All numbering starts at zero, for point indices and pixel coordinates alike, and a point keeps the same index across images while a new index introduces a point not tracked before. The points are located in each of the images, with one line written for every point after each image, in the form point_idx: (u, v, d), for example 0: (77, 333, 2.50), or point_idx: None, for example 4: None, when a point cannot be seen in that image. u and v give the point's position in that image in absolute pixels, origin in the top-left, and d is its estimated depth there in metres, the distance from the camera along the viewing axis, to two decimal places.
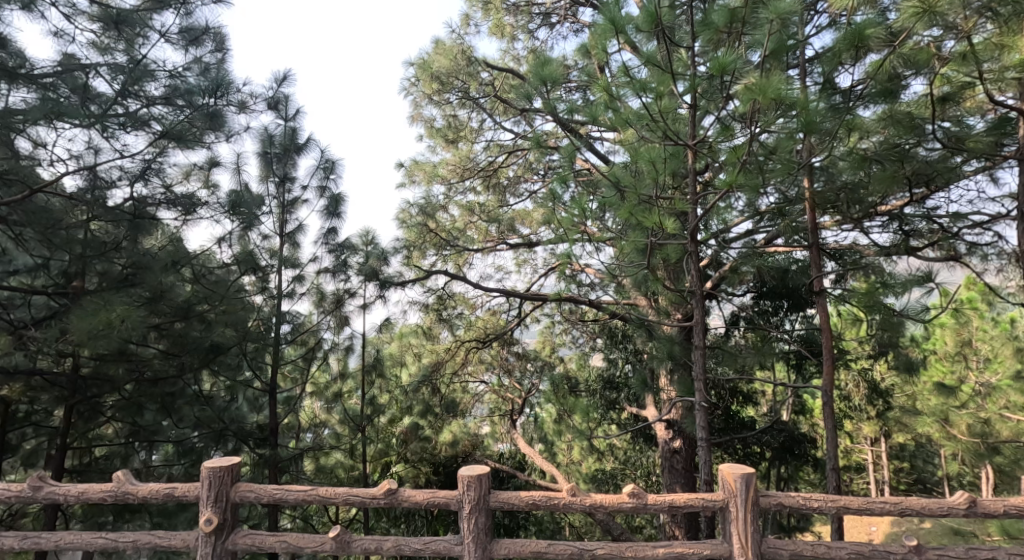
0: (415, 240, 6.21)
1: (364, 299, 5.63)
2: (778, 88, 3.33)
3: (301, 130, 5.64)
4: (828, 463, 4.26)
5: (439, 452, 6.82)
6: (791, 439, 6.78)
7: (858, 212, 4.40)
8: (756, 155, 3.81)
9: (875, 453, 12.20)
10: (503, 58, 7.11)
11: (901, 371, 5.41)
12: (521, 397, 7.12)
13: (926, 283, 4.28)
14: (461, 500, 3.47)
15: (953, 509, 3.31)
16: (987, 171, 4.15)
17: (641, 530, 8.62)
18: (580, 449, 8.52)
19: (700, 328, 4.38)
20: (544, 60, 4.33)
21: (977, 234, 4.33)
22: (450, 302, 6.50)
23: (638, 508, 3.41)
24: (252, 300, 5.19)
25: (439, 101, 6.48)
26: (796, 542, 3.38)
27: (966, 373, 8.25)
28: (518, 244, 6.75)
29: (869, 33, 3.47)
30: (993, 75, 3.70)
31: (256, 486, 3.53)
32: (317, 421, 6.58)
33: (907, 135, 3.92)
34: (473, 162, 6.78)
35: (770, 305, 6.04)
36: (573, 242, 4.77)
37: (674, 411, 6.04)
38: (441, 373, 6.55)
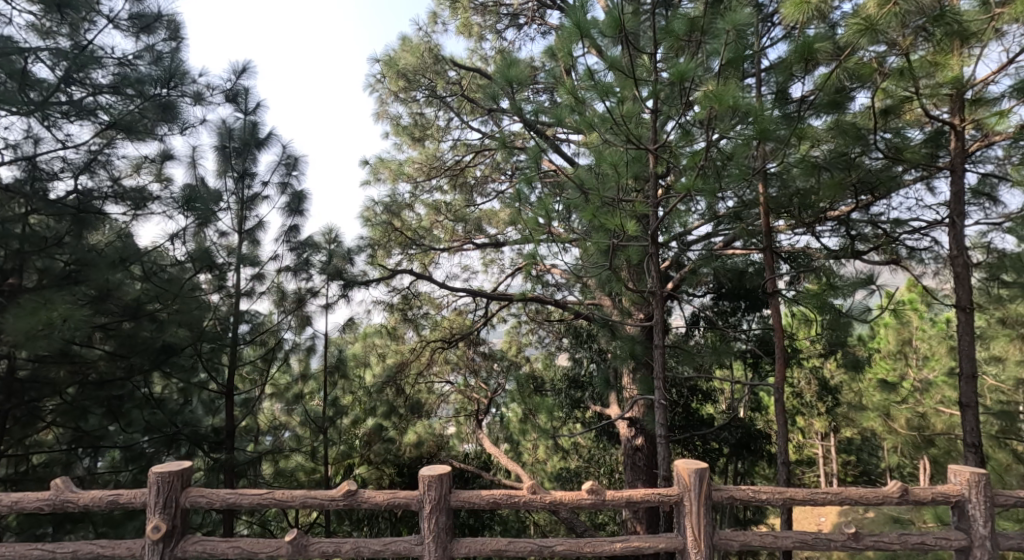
0: (380, 239, 6.15)
1: (327, 299, 5.56)
2: (734, 95, 3.42)
3: (261, 124, 5.54)
4: (779, 456, 4.38)
5: (403, 453, 6.86)
6: (748, 435, 6.97)
7: (810, 216, 4.54)
8: (714, 160, 3.93)
9: (827, 448, 12.69)
10: (470, 58, 7.13)
11: (849, 369, 5.61)
12: (487, 397, 7.07)
13: (868, 285, 4.44)
14: (421, 500, 3.47)
15: (889, 497, 3.45)
16: (924, 179, 4.37)
17: (604, 528, 8.73)
18: (546, 448, 8.59)
19: (660, 328, 4.45)
20: (509, 62, 4.35)
21: (916, 239, 4.56)
22: (416, 302, 6.45)
23: (596, 504, 3.47)
24: (209, 299, 5.08)
25: (405, 99, 6.46)
26: (745, 533, 3.47)
27: (907, 370, 8.64)
28: (485, 244, 6.78)
29: (817, 47, 3.61)
30: (930, 91, 3.83)
31: (207, 491, 3.49)
32: (277, 424, 6.31)
33: (854, 145, 4.06)
34: (440, 161, 6.78)
35: (728, 305, 6.30)
36: (539, 242, 4.70)
37: (637, 409, 6.18)
38: (406, 374, 6.47)
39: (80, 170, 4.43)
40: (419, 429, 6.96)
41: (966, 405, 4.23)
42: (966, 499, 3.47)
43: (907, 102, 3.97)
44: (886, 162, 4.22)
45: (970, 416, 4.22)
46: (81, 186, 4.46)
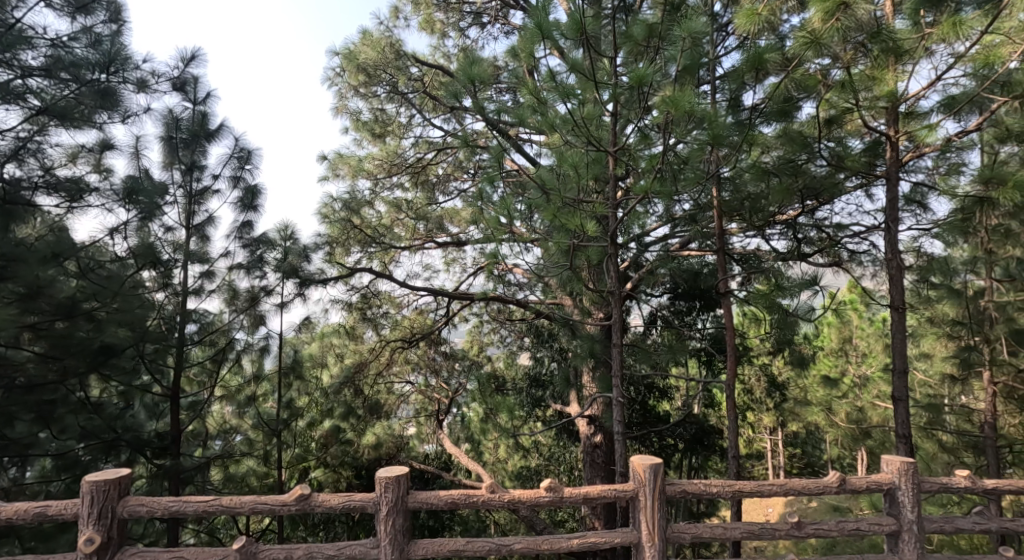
0: (339, 237, 6.06)
1: (281, 297, 5.41)
2: (689, 101, 3.50)
3: (211, 116, 5.38)
4: (730, 450, 4.52)
5: (361, 455, 6.75)
6: (701, 431, 7.16)
7: (760, 220, 4.73)
8: (671, 164, 4.02)
9: (775, 441, 13.16)
10: (433, 55, 7.10)
11: (795, 366, 5.83)
12: (448, 398, 6.92)
13: (812, 286, 4.56)
14: (378, 502, 3.46)
15: (829, 488, 3.59)
16: (863, 186, 4.58)
17: (563, 524, 8.82)
18: (507, 447, 8.62)
19: (618, 328, 4.54)
20: (472, 60, 4.36)
21: (856, 242, 4.79)
22: (375, 301, 6.37)
23: (554, 501, 3.51)
24: (152, 297, 4.91)
25: (366, 94, 6.39)
26: (697, 525, 3.57)
27: (846, 366, 9.39)
28: (447, 243, 6.80)
29: (767, 57, 3.73)
30: (868, 103, 4.04)
31: (148, 501, 3.41)
32: (227, 428, 5.96)
33: (799, 152, 4.24)
34: (401, 158, 6.73)
35: (684, 305, 6.42)
36: (500, 242, 4.76)
37: (596, 406, 6.27)
38: (364, 374, 6.40)
39: (8, 157, 4.25)
40: (378, 430, 6.76)
41: (897, 399, 4.38)
42: (897, 487, 3.63)
43: (847, 113, 4.11)
44: (829, 170, 4.37)
45: (902, 409, 4.39)
46: (8, 175, 4.27)
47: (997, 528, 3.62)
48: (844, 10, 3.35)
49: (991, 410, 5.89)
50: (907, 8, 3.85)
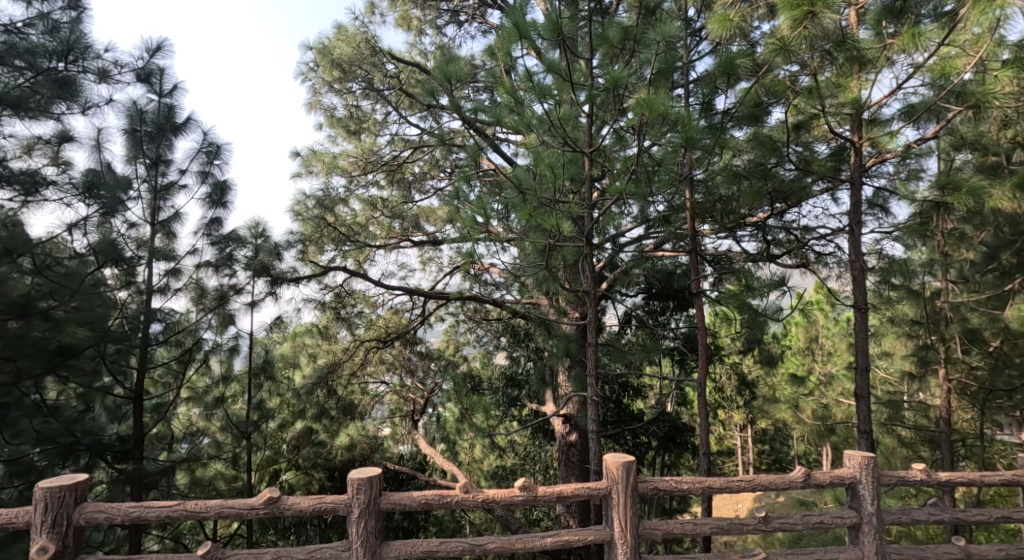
0: (312, 235, 5.99)
1: (252, 296, 5.26)
2: (663, 103, 3.54)
3: (178, 108, 5.14)
4: (701, 448, 4.58)
5: (335, 456, 6.69)
6: (674, 429, 7.25)
7: (731, 222, 4.80)
8: (645, 165, 4.08)
9: (745, 438, 13.40)
10: (409, 52, 7.08)
11: (764, 365, 5.94)
12: (424, 398, 7.02)
13: (781, 287, 4.73)
14: (350, 504, 3.43)
15: (794, 482, 3.66)
16: (830, 191, 4.67)
17: (538, 523, 8.86)
18: (482, 446, 8.62)
19: (593, 327, 4.58)
20: (449, 58, 4.36)
21: (823, 245, 4.89)
22: (350, 300, 6.26)
23: (527, 500, 3.53)
24: (114, 296, 4.72)
25: (340, 90, 6.31)
26: (668, 522, 3.62)
27: (813, 364, 9.67)
28: (423, 242, 6.77)
29: (738, 62, 3.80)
30: (834, 110, 4.05)
31: (106, 507, 3.38)
32: (193, 430, 5.79)
33: (770, 156, 4.33)
34: (376, 156, 6.69)
35: (658, 305, 6.48)
36: (477, 241, 4.75)
37: (571, 405, 6.30)
38: (339, 375, 6.28)
39: None
40: (352, 430, 6.81)
41: (859, 397, 4.41)
42: (859, 481, 3.71)
43: (815, 119, 4.16)
44: (797, 173, 4.49)
45: (863, 406, 4.41)
46: None
47: (951, 519, 3.70)
48: (811, 19, 3.40)
49: (945, 405, 6.13)
50: (870, 19, 3.99)
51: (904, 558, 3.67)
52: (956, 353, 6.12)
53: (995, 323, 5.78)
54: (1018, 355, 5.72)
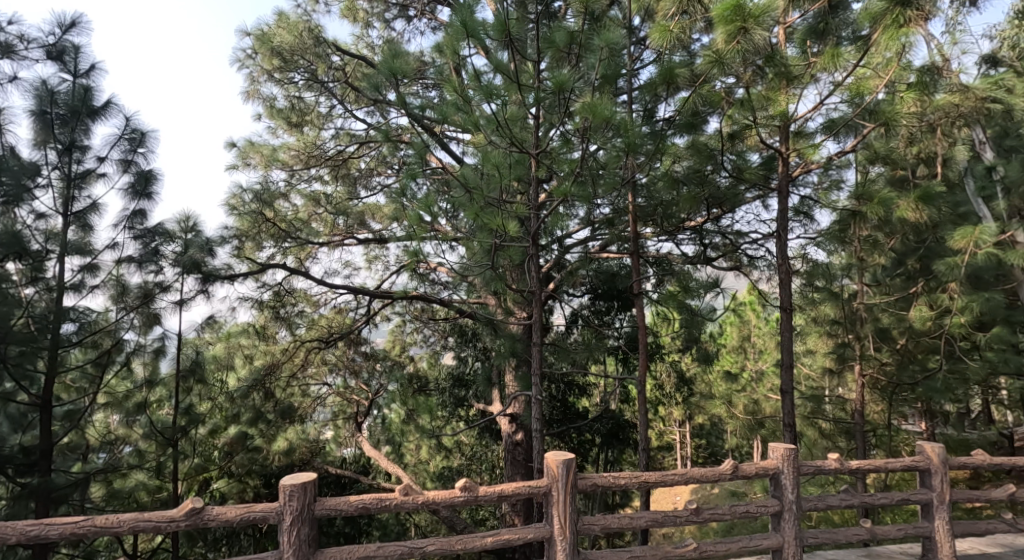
0: (248, 230, 5.77)
1: (180, 294, 4.98)
2: (606, 108, 3.63)
3: (94, 89, 4.85)
4: (640, 442, 4.72)
5: (271, 462, 6.37)
6: (617, 425, 7.39)
7: (671, 225, 5.04)
8: (591, 167, 4.16)
9: (684, 433, 13.83)
10: (356, 45, 6.98)
11: (700, 363, 6.16)
12: (367, 399, 6.89)
13: (716, 288, 4.95)
14: (281, 512, 3.33)
15: (723, 475, 3.79)
16: (761, 197, 4.93)
17: (483, 523, 8.89)
18: (428, 447, 8.60)
19: (539, 328, 4.61)
20: (395, 53, 4.30)
21: (754, 249, 5.20)
22: (289, 299, 6.13)
23: (469, 500, 3.52)
24: (19, 293, 4.43)
25: (281, 80, 6.14)
26: (606, 516, 3.68)
27: (745, 362, 10.40)
28: (368, 239, 6.68)
29: (677, 72, 4.01)
30: (764, 122, 4.27)
31: (2, 527, 3.12)
32: (113, 438, 5.48)
33: (706, 163, 4.51)
34: (320, 150, 6.57)
35: (603, 305, 6.59)
36: (423, 239, 4.69)
37: (517, 404, 6.36)
38: (276, 377, 6.06)
39: None
40: (291, 435, 6.43)
41: (784, 392, 4.59)
42: (781, 471, 3.88)
43: (748, 129, 4.33)
44: (732, 182, 4.69)
45: (788, 401, 4.59)
46: None
47: (861, 504, 3.91)
48: (743, 35, 3.54)
49: (859, 399, 6.44)
50: (798, 38, 4.32)
51: (818, 542, 3.86)
52: (870, 351, 6.56)
53: (901, 322, 6.21)
54: (921, 351, 6.30)
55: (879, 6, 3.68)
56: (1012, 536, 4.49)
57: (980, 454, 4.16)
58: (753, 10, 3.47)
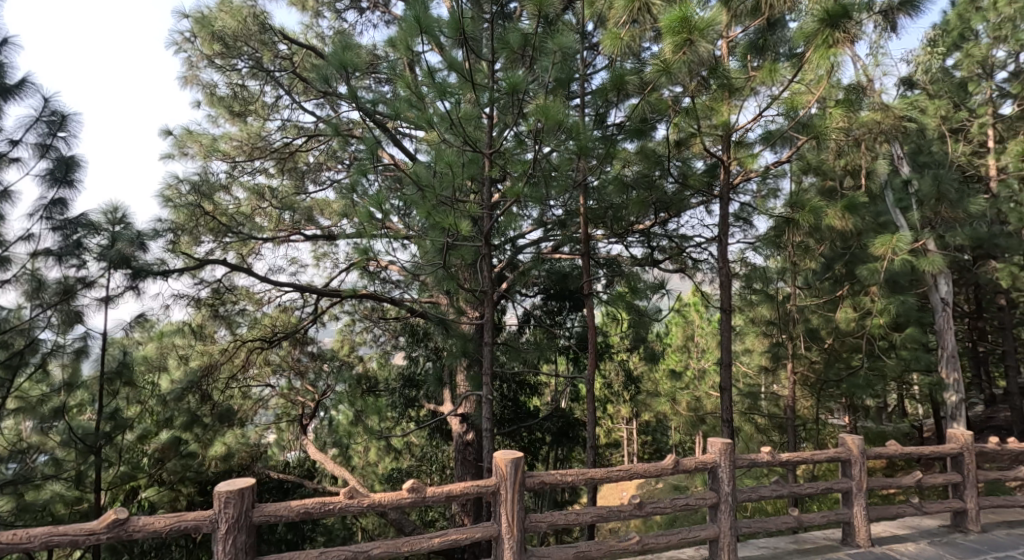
0: (186, 223, 5.42)
1: (106, 291, 4.66)
2: (559, 112, 3.70)
3: (7, 66, 4.47)
4: (588, 440, 4.88)
5: (208, 468, 6.03)
6: (567, 423, 7.50)
7: (620, 228, 5.23)
8: (543, 168, 4.22)
9: (630, 430, 14.22)
10: (305, 33, 6.78)
11: (647, 362, 6.37)
12: (312, 401, 6.50)
13: (662, 289, 5.31)
14: (215, 520, 3.18)
15: (665, 470, 3.89)
16: (705, 203, 5.20)
17: (433, 524, 8.85)
18: (377, 449, 8.48)
19: (490, 327, 4.62)
20: (345, 45, 4.25)
21: (699, 253, 5.51)
22: (230, 297, 5.81)
23: (416, 502, 3.46)
24: None
25: (223, 67, 5.89)
26: (553, 513, 3.72)
27: (689, 359, 11.10)
28: (317, 236, 6.55)
29: (627, 79, 4.07)
30: (707, 131, 4.44)
31: None
32: (26, 447, 4.84)
33: (653, 169, 4.68)
34: (265, 142, 6.42)
35: (555, 305, 6.73)
36: (373, 238, 4.44)
37: (468, 404, 6.35)
38: (214, 379, 5.78)
39: None
40: (229, 439, 6.10)
41: (723, 389, 4.78)
42: (719, 465, 4.02)
43: (693, 137, 4.52)
44: (678, 188, 4.88)
45: (727, 398, 4.79)
46: None
47: (790, 493, 4.14)
48: (689, 46, 3.68)
49: (791, 394, 6.92)
50: (740, 52, 4.64)
51: (751, 530, 4.07)
52: (801, 350, 6.96)
53: (828, 323, 6.55)
54: (845, 350, 6.73)
55: (811, 26, 3.88)
56: (920, 519, 4.86)
57: (893, 444, 4.48)
58: (698, 23, 3.59)
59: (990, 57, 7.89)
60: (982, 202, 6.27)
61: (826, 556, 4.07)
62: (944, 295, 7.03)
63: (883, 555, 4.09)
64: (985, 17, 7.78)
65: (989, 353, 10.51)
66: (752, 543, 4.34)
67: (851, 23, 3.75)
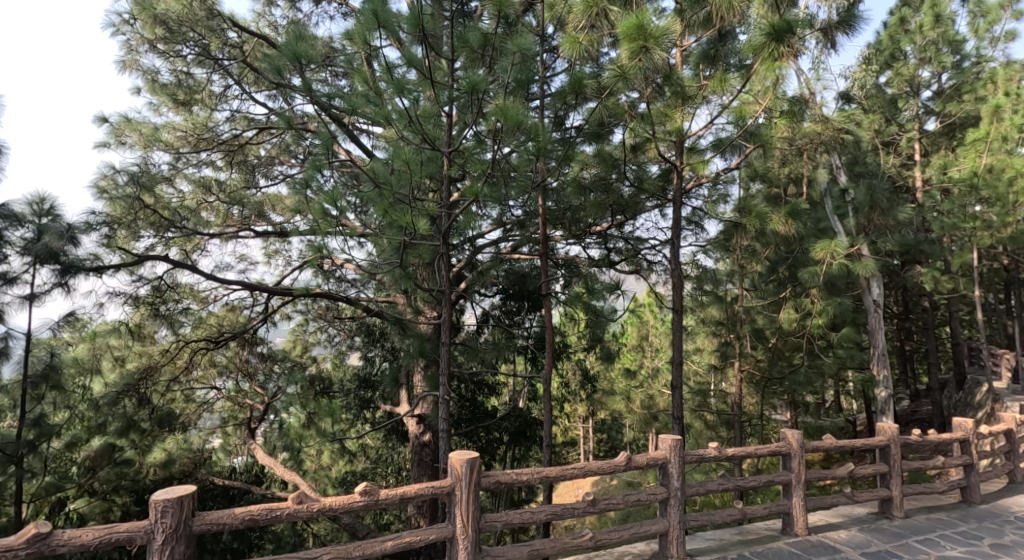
0: (122, 216, 5.14)
1: (31, 287, 4.33)
2: (517, 112, 3.72)
3: None
4: (545, 439, 4.91)
5: (146, 476, 5.57)
6: (525, 423, 7.53)
7: (578, 230, 5.33)
8: (501, 168, 4.24)
9: (587, 428, 14.48)
10: (257, 22, 6.56)
11: (603, 361, 6.51)
12: (262, 403, 6.31)
13: (618, 291, 5.28)
14: (151, 531, 3.02)
15: (617, 466, 3.96)
16: (659, 206, 5.42)
17: (388, 527, 8.74)
18: (330, 452, 8.29)
19: (448, 327, 4.59)
20: (300, 36, 4.09)
21: (654, 254, 5.68)
22: (173, 295, 5.66)
23: (369, 505, 3.38)
24: None
25: (166, 52, 5.63)
26: (508, 512, 3.70)
27: (644, 359, 11.42)
28: (268, 232, 6.43)
29: (585, 83, 4.19)
30: (662, 136, 4.53)
31: None
32: None
33: (610, 172, 4.79)
34: (212, 133, 6.18)
35: (514, 305, 6.78)
36: (326, 234, 4.34)
37: (425, 405, 6.29)
38: (153, 382, 5.55)
39: None
40: (170, 445, 5.74)
41: (674, 387, 4.90)
42: (670, 461, 4.11)
43: (648, 142, 4.64)
44: (632, 191, 5.01)
45: (678, 395, 4.90)
46: None
47: (735, 487, 4.29)
48: (645, 53, 3.78)
49: (738, 392, 7.20)
50: (693, 62, 4.78)
51: (699, 523, 4.18)
52: (746, 349, 7.26)
53: (773, 323, 6.98)
54: (788, 349, 7.15)
55: (759, 39, 4.06)
56: (851, 508, 5.16)
57: (828, 438, 4.72)
58: (653, 31, 3.68)
59: (917, 76, 8.62)
60: (910, 211, 6.69)
61: (768, 546, 4.26)
62: (876, 297, 7.48)
63: (821, 543, 4.31)
64: (913, 39, 8.48)
65: (913, 351, 11.29)
66: (699, 536, 4.48)
67: (795, 38, 3.95)
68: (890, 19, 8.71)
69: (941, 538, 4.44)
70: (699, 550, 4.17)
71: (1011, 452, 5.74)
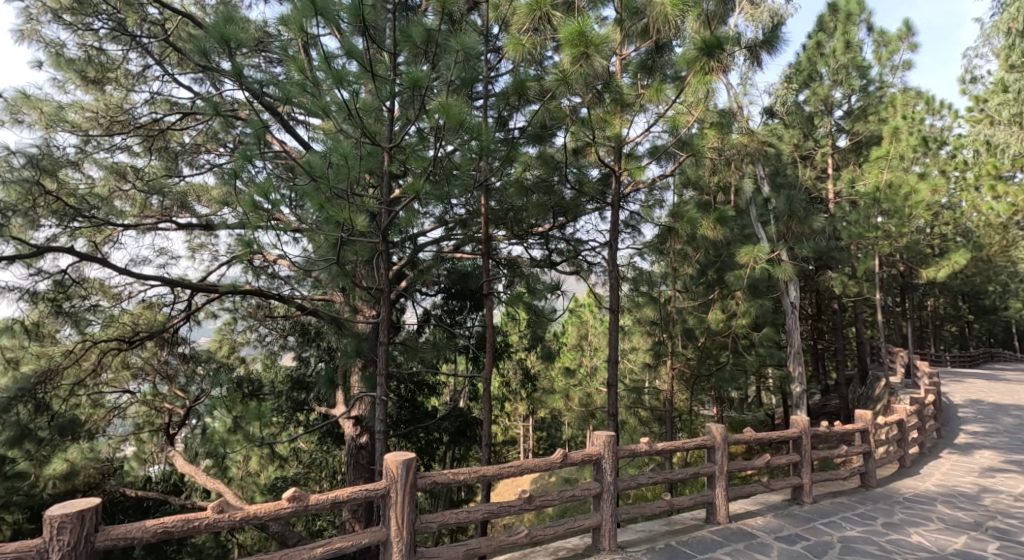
0: (17, 202, 4.64)
1: None
2: (460, 110, 3.71)
3: None
4: (483, 438, 4.91)
5: (45, 488, 5.19)
6: (465, 423, 7.50)
7: (520, 230, 5.40)
8: (444, 166, 4.19)
9: (526, 427, 14.68)
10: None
11: (543, 359, 6.58)
12: (184, 408, 5.83)
13: (556, 290, 5.42)
14: (46, 549, 2.75)
15: (554, 463, 4.01)
16: (599, 210, 5.50)
17: (321, 533, 8.43)
18: (261, 457, 7.87)
19: (386, 326, 4.53)
20: (230, 18, 3.89)
21: (592, 255, 5.83)
22: (79, 290, 5.14)
23: (298, 511, 3.23)
24: None
25: (76, 26, 5.21)
26: (444, 512, 3.65)
27: (582, 358, 11.72)
28: (191, 224, 5.99)
29: (527, 85, 4.25)
30: (602, 141, 4.65)
31: None
32: None
33: (550, 175, 4.86)
34: (127, 115, 5.78)
35: (456, 304, 6.88)
36: (255, 228, 4.06)
37: (362, 406, 6.14)
38: (56, 384, 5.10)
39: None
40: (73, 455, 5.21)
41: (609, 385, 5.03)
42: (603, 457, 4.22)
43: (589, 146, 4.72)
44: (573, 194, 5.13)
45: (612, 392, 5.04)
46: None
47: (664, 480, 4.47)
48: (586, 59, 3.85)
49: (669, 389, 7.53)
50: (631, 70, 4.87)
51: (630, 516, 4.34)
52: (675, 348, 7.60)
53: (701, 323, 7.35)
54: (715, 347, 7.67)
55: (692, 52, 4.26)
56: (767, 496, 5.53)
57: (748, 430, 5.00)
58: (593, 39, 3.74)
59: (830, 97, 9.39)
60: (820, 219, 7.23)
61: (692, 535, 4.47)
62: (791, 299, 8.02)
63: (738, 530, 4.58)
64: (827, 62, 9.22)
65: (823, 350, 12.25)
66: (630, 528, 4.63)
67: (724, 54, 4.17)
68: (807, 42, 9.47)
69: (842, 519, 4.85)
70: (628, 541, 4.31)
71: (902, 439, 6.35)
